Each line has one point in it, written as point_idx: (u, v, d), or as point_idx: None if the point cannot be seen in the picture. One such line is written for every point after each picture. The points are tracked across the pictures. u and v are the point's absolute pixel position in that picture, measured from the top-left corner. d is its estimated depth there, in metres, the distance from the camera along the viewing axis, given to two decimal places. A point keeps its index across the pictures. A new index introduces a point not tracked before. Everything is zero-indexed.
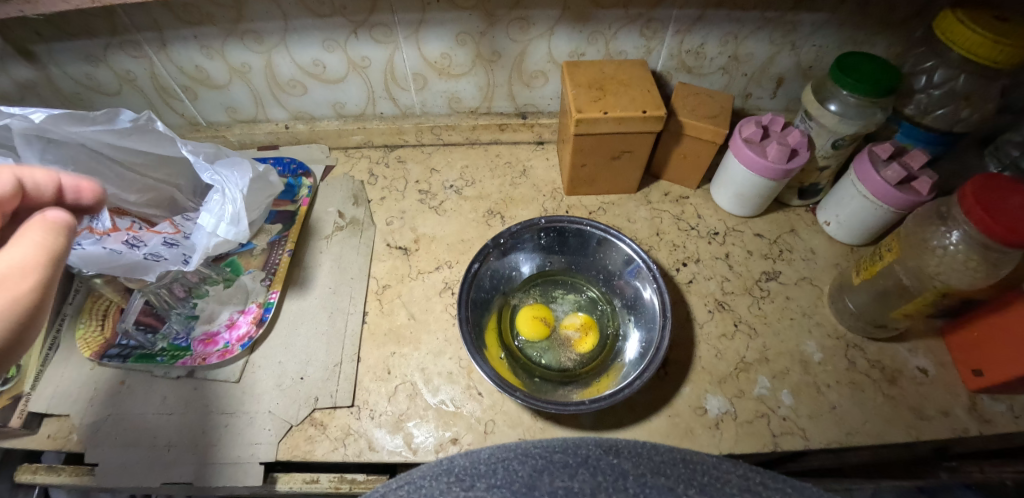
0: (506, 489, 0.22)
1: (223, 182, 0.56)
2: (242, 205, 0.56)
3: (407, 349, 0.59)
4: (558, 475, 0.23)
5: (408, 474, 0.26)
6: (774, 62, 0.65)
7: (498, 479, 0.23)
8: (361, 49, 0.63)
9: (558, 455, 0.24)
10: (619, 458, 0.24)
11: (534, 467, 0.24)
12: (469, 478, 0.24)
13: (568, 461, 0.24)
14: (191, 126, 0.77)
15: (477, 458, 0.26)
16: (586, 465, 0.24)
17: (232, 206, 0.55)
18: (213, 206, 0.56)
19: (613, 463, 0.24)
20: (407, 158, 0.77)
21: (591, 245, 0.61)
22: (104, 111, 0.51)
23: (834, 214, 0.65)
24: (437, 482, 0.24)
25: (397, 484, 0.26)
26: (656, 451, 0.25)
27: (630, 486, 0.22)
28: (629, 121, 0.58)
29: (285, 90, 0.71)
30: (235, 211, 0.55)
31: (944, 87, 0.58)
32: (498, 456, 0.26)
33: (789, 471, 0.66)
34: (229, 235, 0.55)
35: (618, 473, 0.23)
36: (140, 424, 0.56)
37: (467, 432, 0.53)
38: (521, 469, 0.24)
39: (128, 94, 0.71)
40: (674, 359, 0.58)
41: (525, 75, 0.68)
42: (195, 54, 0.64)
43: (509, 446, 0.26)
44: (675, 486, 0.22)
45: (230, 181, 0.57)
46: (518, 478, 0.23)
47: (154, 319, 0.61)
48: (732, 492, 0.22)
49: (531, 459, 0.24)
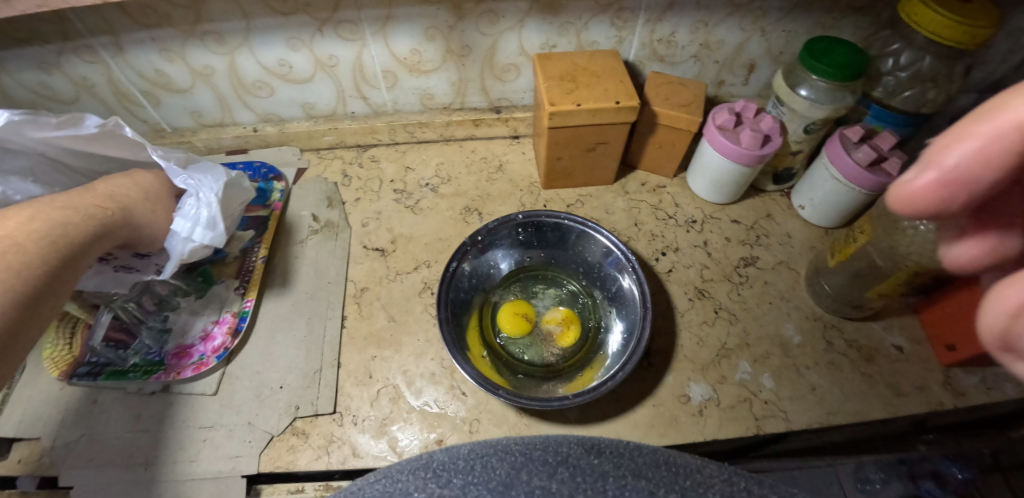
0: (482, 486, 0.22)
1: (196, 186, 0.55)
2: (217, 209, 0.55)
3: (388, 351, 0.58)
4: (537, 473, 0.22)
5: (386, 467, 0.25)
6: (745, 49, 0.65)
7: (475, 476, 0.23)
8: (328, 47, 0.62)
9: (539, 452, 0.24)
10: (601, 458, 0.24)
11: (512, 463, 0.23)
12: (445, 473, 0.23)
13: (548, 458, 0.23)
14: (155, 133, 0.75)
15: (455, 454, 0.25)
16: (566, 464, 0.23)
17: (206, 209, 0.54)
18: (188, 209, 0.55)
19: (594, 463, 0.23)
20: (380, 157, 0.76)
21: (569, 238, 0.60)
22: (68, 116, 0.51)
23: (808, 198, 0.66)
24: (414, 477, 0.23)
25: (374, 477, 0.24)
26: (639, 452, 0.25)
27: (608, 489, 0.22)
28: (603, 112, 0.58)
29: (252, 92, 0.68)
30: (211, 214, 0.54)
31: (911, 69, 0.59)
32: (477, 451, 0.25)
33: (773, 452, 0.67)
34: (203, 240, 0.54)
35: (597, 473, 0.23)
36: (115, 443, 0.54)
37: (452, 433, 0.52)
38: (499, 466, 0.23)
39: (87, 102, 0.68)
40: (657, 348, 0.58)
41: (497, 68, 0.67)
42: (154, 58, 0.62)
43: (490, 442, 0.25)
44: (655, 489, 0.22)
45: (204, 185, 0.55)
46: (495, 477, 0.22)
47: (124, 334, 0.59)
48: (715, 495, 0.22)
49: (510, 455, 0.24)
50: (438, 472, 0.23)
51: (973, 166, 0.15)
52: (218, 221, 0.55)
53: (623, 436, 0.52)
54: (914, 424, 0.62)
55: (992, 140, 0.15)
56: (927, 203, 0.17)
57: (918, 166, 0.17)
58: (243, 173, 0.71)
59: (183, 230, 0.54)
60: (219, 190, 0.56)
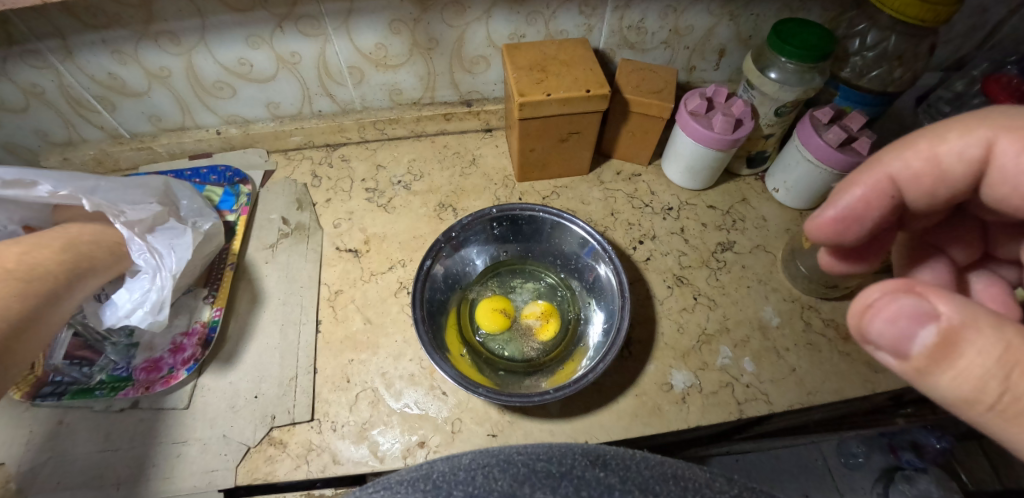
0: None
1: (155, 266, 0.53)
2: (168, 294, 0.53)
3: (365, 354, 0.57)
4: (540, 487, 0.23)
5: (385, 479, 0.25)
6: (714, 34, 0.65)
7: (476, 487, 0.23)
8: (290, 44, 0.60)
9: (542, 463, 0.24)
10: (606, 472, 0.24)
11: (515, 476, 0.23)
12: (446, 485, 0.23)
13: (551, 471, 0.24)
14: (113, 140, 0.72)
15: (457, 465, 0.25)
16: (569, 477, 0.23)
17: (156, 295, 0.52)
18: (140, 285, 0.53)
19: (599, 475, 0.23)
20: (351, 156, 0.74)
21: (545, 231, 0.59)
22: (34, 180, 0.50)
23: (781, 181, 0.66)
24: (413, 488, 0.23)
25: (374, 487, 0.25)
26: (645, 466, 0.25)
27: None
28: (574, 101, 0.57)
29: (212, 93, 0.66)
30: (158, 300, 0.52)
31: (877, 49, 0.60)
32: (479, 462, 0.25)
33: (755, 433, 0.68)
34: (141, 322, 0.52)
35: (601, 487, 0.23)
36: (87, 465, 0.52)
37: (434, 434, 0.51)
38: (501, 479, 0.23)
39: (38, 110, 0.64)
40: (638, 338, 0.58)
41: (466, 61, 0.66)
42: (107, 61, 0.59)
43: (493, 451, 0.25)
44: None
45: (165, 267, 0.53)
46: (497, 488, 0.23)
47: (89, 351, 0.56)
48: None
49: (513, 467, 0.24)
50: (438, 483, 0.24)
51: (853, 203, 0.34)
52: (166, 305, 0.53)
53: (607, 428, 0.52)
54: (892, 398, 0.63)
55: (865, 189, 0.34)
56: (831, 226, 0.36)
57: (824, 207, 0.36)
58: (208, 178, 0.69)
59: (125, 305, 0.52)
60: (177, 270, 0.54)
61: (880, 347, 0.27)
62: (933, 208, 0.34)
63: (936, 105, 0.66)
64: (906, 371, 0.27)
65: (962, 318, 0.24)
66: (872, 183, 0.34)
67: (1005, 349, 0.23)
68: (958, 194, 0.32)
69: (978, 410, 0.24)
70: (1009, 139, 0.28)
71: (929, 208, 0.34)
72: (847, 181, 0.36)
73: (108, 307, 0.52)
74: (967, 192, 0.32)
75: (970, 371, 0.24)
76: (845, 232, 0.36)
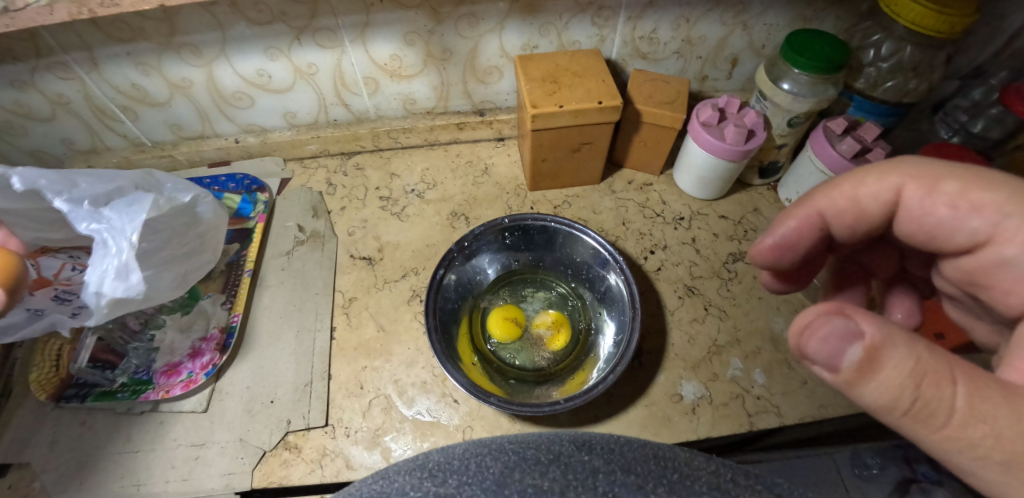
0: (473, 486, 0.22)
1: (108, 230, 0.49)
2: (129, 257, 0.49)
3: (378, 361, 0.58)
4: (528, 472, 0.22)
5: (384, 470, 0.24)
6: (727, 44, 0.65)
7: (467, 476, 0.22)
8: (307, 55, 0.61)
9: (529, 451, 0.24)
10: (591, 455, 0.24)
11: (503, 463, 0.23)
12: (440, 475, 0.23)
13: (540, 457, 0.23)
14: (135, 147, 0.74)
15: (451, 455, 0.25)
16: (557, 462, 0.23)
17: (116, 260, 0.48)
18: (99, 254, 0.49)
19: (585, 459, 0.23)
20: (365, 164, 0.75)
21: (556, 241, 0.60)
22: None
23: (794, 192, 0.66)
24: (410, 477, 0.24)
25: (372, 481, 0.24)
26: (629, 448, 0.25)
27: (600, 484, 0.21)
28: (585, 112, 0.57)
29: (232, 103, 0.67)
30: (122, 264, 0.49)
31: (892, 60, 0.59)
32: (470, 451, 0.25)
33: (766, 445, 0.68)
34: (116, 292, 0.49)
35: (589, 471, 0.22)
36: (109, 466, 0.54)
37: (446, 441, 0.52)
38: (490, 465, 0.23)
39: (64, 119, 0.67)
40: (649, 348, 0.58)
41: (479, 71, 0.66)
42: (130, 72, 0.61)
43: (483, 442, 0.25)
44: (646, 485, 0.21)
45: (114, 229, 0.49)
46: (488, 476, 0.22)
47: (112, 354, 0.58)
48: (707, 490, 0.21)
49: (502, 454, 0.24)
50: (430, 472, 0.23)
51: (789, 233, 0.40)
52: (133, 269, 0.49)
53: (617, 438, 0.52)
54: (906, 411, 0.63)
55: (799, 221, 0.40)
56: (770, 253, 0.42)
57: (764, 235, 0.42)
58: (226, 185, 0.70)
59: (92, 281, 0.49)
60: (133, 233, 0.49)
61: (814, 362, 0.28)
62: (857, 238, 0.40)
63: (954, 114, 0.64)
64: (837, 382, 0.28)
65: (882, 335, 0.26)
66: (803, 217, 0.39)
67: (917, 361, 0.25)
68: (874, 228, 0.38)
69: (894, 415, 0.26)
70: (913, 186, 0.33)
71: (853, 238, 0.40)
72: (785, 212, 0.41)
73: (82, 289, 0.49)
74: (880, 228, 0.38)
75: (890, 381, 0.25)
76: (781, 259, 0.42)
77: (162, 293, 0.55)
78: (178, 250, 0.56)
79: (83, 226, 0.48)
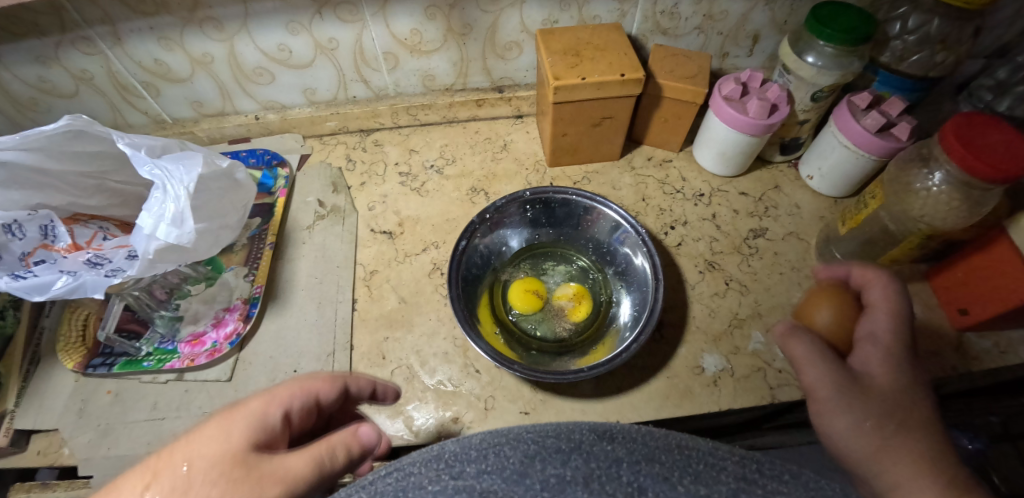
0: (498, 476, 0.22)
1: (164, 178, 0.51)
2: (186, 204, 0.51)
3: (400, 332, 0.58)
4: (552, 461, 0.22)
5: (398, 462, 0.24)
6: (749, 19, 0.64)
7: (489, 465, 0.22)
8: (327, 29, 0.61)
9: (552, 439, 0.24)
10: (613, 444, 0.24)
11: (526, 452, 0.23)
12: (458, 464, 0.23)
13: (561, 446, 0.23)
14: (156, 124, 0.74)
15: (466, 444, 0.25)
16: (578, 451, 0.23)
17: (173, 205, 0.50)
18: (153, 202, 0.51)
19: (607, 449, 0.23)
20: (384, 141, 0.76)
21: (578, 214, 0.60)
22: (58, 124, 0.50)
23: (816, 168, 0.66)
24: (427, 469, 0.23)
25: (387, 470, 0.24)
26: (650, 438, 0.25)
27: (625, 475, 0.22)
28: (608, 85, 0.57)
29: (252, 79, 0.68)
30: (178, 210, 0.51)
31: (918, 32, 0.58)
32: (489, 442, 0.24)
33: (784, 422, 0.68)
34: (169, 237, 0.50)
35: (611, 460, 0.23)
36: (135, 433, 0.54)
37: (468, 410, 0.52)
38: (512, 455, 0.23)
39: (87, 95, 0.67)
40: (669, 321, 0.58)
41: (499, 46, 0.66)
42: (153, 47, 0.61)
43: (502, 431, 0.25)
44: (669, 475, 0.22)
45: (173, 176, 0.51)
46: (508, 466, 0.22)
47: (138, 324, 0.60)
48: (727, 482, 0.22)
49: (522, 443, 0.24)
50: (451, 463, 0.23)
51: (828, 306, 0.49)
52: (187, 217, 0.51)
53: (637, 409, 0.52)
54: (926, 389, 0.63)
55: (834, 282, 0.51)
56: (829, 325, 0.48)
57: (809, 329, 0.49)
58: (247, 161, 0.71)
59: (146, 227, 0.50)
60: (190, 183, 0.51)
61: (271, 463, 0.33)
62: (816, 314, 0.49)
63: (978, 93, 0.61)
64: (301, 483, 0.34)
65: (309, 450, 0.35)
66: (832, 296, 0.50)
67: (307, 459, 0.34)
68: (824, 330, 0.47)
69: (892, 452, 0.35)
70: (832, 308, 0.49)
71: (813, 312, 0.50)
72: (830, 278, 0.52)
73: (135, 236, 0.51)
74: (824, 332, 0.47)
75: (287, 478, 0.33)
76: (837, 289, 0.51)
77: (199, 251, 0.56)
78: (214, 210, 0.56)
79: (144, 170, 0.51)
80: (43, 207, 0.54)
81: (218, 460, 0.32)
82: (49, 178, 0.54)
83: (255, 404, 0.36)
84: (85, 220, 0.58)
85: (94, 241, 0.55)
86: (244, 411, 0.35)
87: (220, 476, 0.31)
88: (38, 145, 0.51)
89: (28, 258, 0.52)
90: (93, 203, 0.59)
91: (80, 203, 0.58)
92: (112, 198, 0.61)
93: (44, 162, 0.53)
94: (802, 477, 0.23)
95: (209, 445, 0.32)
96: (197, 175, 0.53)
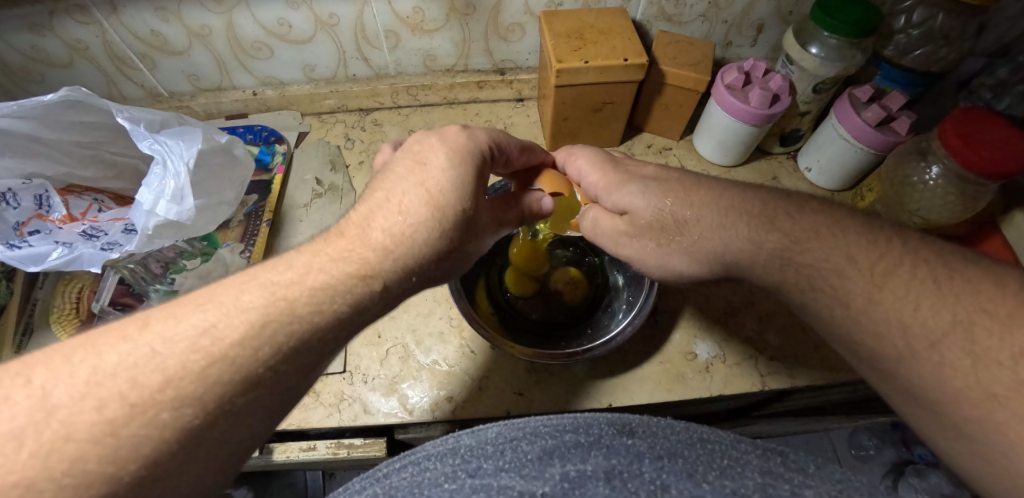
0: (513, 475, 0.26)
1: (164, 154, 0.50)
2: (186, 180, 0.51)
3: (395, 311, 0.59)
4: (571, 458, 0.27)
5: (414, 456, 0.30)
6: (753, 9, 0.64)
7: (507, 462, 0.27)
8: (328, 5, 0.60)
9: (569, 435, 0.29)
10: (633, 439, 0.29)
11: (544, 447, 0.28)
12: (476, 458, 0.28)
13: (580, 440, 0.29)
14: (152, 98, 0.73)
15: (483, 439, 0.30)
16: (597, 445, 0.28)
17: (173, 181, 0.50)
18: (154, 178, 0.50)
19: (628, 443, 0.28)
20: (384, 120, 0.76)
21: None
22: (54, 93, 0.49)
23: (815, 160, 0.66)
24: (444, 463, 0.28)
25: (403, 464, 0.30)
26: (672, 431, 0.30)
27: (646, 470, 0.26)
28: (610, 70, 0.57)
29: (251, 53, 0.67)
30: (178, 187, 0.50)
31: (923, 27, 0.58)
32: (506, 436, 0.30)
33: (774, 411, 0.69)
34: (169, 214, 0.50)
35: (634, 455, 0.28)
36: None
37: (461, 390, 0.53)
38: (530, 451, 0.28)
39: (81, 66, 0.66)
40: (664, 307, 0.58)
41: (502, 28, 0.66)
42: (149, 18, 0.60)
43: (519, 426, 0.31)
44: (695, 472, 0.26)
45: (173, 151, 0.51)
46: (527, 463, 0.27)
47: (133, 298, 0.59)
48: (756, 477, 0.27)
49: (541, 439, 0.29)
50: (469, 463, 0.28)
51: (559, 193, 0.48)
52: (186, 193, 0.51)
53: (631, 393, 0.53)
54: None
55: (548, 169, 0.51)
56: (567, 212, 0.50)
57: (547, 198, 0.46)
58: (245, 137, 0.71)
59: (145, 203, 0.50)
60: (189, 158, 0.51)
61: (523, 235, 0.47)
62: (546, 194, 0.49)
63: (978, 92, 0.61)
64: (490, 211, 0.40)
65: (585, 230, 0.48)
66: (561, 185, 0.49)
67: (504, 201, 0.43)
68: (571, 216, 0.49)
69: None
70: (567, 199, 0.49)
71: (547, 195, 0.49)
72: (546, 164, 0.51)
73: (133, 210, 0.51)
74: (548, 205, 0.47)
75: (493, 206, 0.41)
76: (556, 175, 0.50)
77: (197, 227, 0.55)
78: (211, 188, 0.56)
79: (143, 145, 0.50)
80: (37, 176, 0.54)
81: (424, 207, 0.36)
82: (44, 147, 0.54)
83: (458, 129, 0.41)
84: (79, 192, 0.57)
85: (89, 213, 0.55)
86: (456, 135, 0.40)
87: (446, 223, 0.36)
88: (34, 113, 0.50)
89: (23, 228, 0.51)
90: (88, 174, 0.58)
91: (75, 174, 0.57)
92: (107, 170, 0.60)
93: (39, 130, 0.52)
94: (826, 470, 0.28)
95: (413, 196, 0.36)
96: (197, 151, 0.52)
